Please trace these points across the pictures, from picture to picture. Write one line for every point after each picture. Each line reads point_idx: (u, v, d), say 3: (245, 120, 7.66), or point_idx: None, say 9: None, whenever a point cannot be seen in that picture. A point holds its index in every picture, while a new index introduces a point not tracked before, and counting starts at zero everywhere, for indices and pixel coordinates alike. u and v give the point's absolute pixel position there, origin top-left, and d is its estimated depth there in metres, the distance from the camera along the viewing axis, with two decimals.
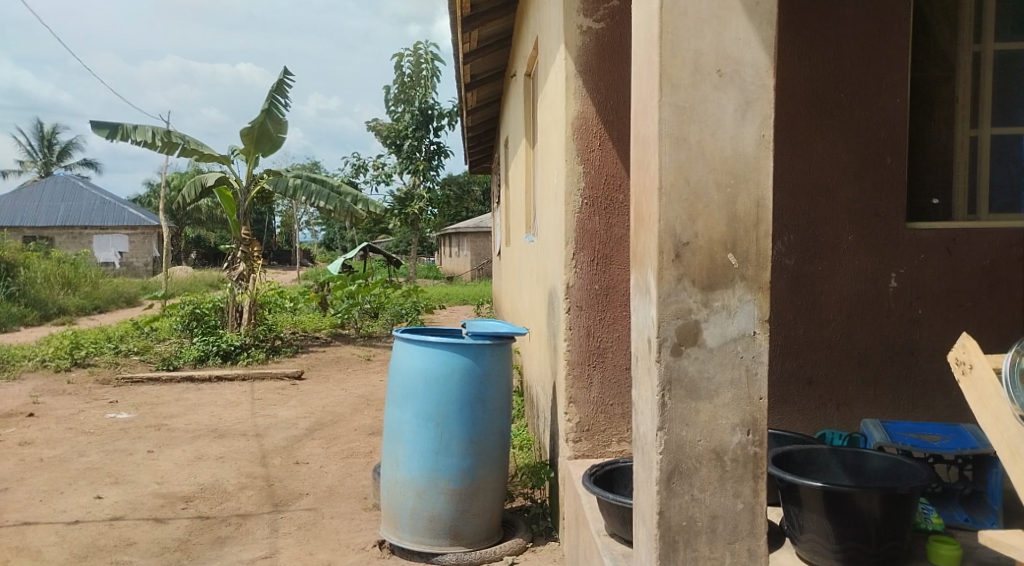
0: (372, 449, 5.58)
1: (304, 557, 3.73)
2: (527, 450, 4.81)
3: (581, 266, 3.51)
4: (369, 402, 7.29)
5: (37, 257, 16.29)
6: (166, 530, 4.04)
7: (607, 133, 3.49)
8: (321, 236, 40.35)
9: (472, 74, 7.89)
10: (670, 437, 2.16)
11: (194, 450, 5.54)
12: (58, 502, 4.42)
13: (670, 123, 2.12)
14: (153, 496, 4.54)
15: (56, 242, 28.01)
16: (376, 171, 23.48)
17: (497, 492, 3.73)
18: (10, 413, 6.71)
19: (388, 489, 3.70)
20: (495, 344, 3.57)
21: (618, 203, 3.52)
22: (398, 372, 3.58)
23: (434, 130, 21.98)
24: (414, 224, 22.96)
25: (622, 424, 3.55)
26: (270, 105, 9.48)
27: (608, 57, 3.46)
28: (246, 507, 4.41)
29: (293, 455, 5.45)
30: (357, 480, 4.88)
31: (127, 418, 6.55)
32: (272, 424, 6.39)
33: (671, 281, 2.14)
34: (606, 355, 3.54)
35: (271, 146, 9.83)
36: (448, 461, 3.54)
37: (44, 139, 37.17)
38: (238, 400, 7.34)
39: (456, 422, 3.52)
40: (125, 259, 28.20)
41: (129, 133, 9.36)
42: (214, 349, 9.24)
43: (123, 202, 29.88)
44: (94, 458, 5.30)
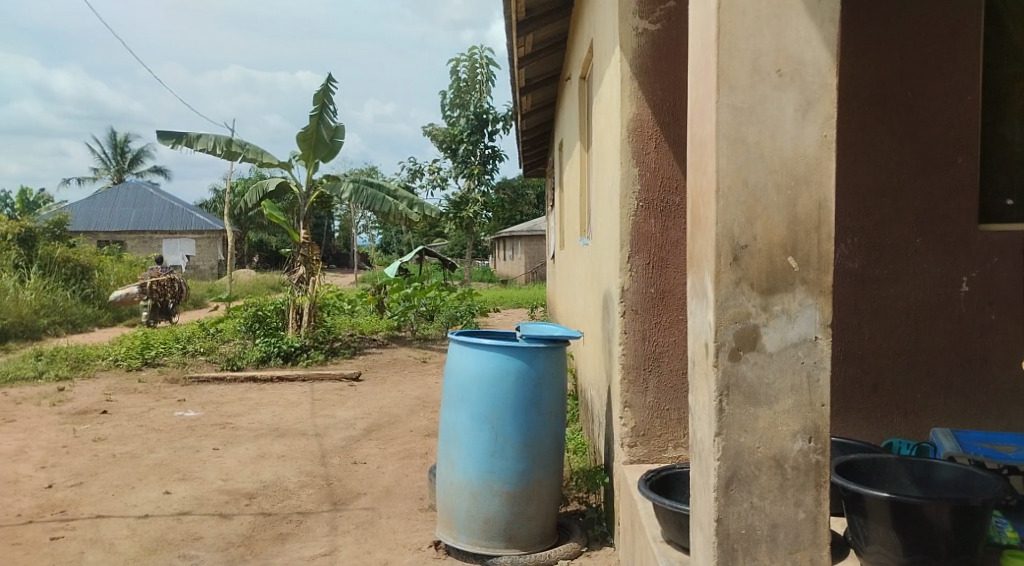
0: (427, 451, 5.64)
1: (362, 555, 3.79)
2: (582, 454, 4.80)
3: (636, 270, 3.49)
4: (425, 404, 7.36)
5: (111, 261, 16.95)
6: (231, 525, 4.15)
7: (662, 135, 3.47)
8: (378, 240, 40.92)
9: (526, 78, 7.91)
10: (728, 444, 2.13)
11: (257, 449, 5.68)
12: (130, 496, 4.59)
13: (728, 125, 2.10)
14: (218, 492, 4.68)
15: (128, 246, 29.04)
16: (431, 176, 23.69)
17: (552, 497, 3.74)
18: (85, 410, 6.98)
19: (443, 490, 3.74)
20: (549, 348, 3.59)
21: (674, 205, 3.49)
22: (452, 375, 3.62)
23: (489, 134, 22.10)
24: (469, 228, 23.08)
25: (678, 430, 3.51)
26: (321, 110, 9.68)
27: (665, 58, 3.45)
28: (306, 505, 4.51)
29: (351, 455, 5.55)
30: (413, 481, 4.94)
31: (194, 416, 6.77)
32: (331, 424, 6.51)
33: (729, 284, 2.12)
34: (662, 359, 3.51)
35: (328, 151, 10.01)
36: (503, 463, 3.56)
37: (117, 147, 38.63)
38: (299, 401, 7.50)
39: (510, 425, 3.53)
40: (191, 263, 29.23)
41: (192, 142, 9.65)
42: (276, 349, 9.45)
43: (190, 208, 30.86)
44: (163, 455, 5.49)
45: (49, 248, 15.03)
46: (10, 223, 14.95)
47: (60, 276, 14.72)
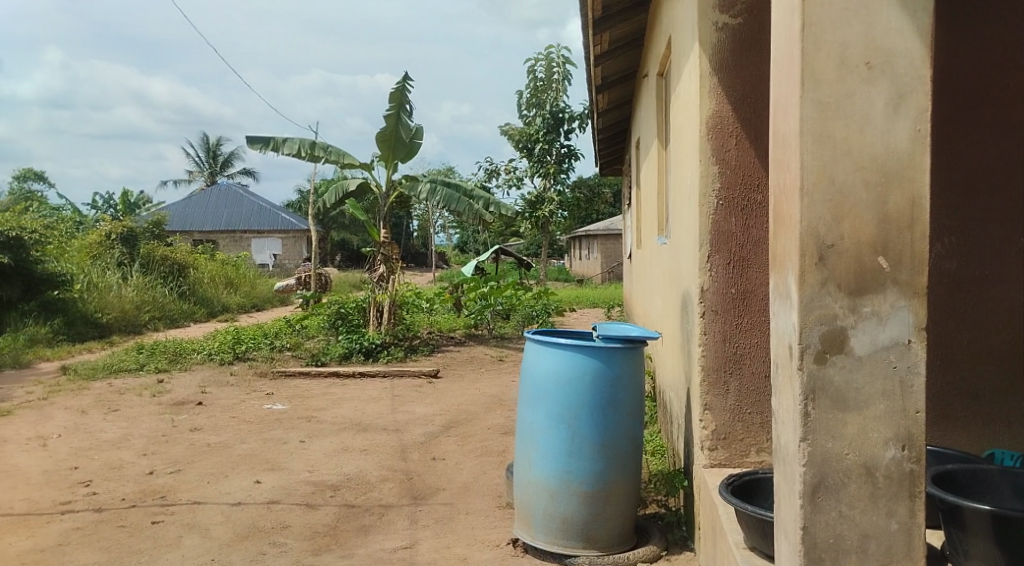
0: (504, 449, 5.68)
1: (442, 549, 3.86)
2: (660, 456, 4.75)
3: (717, 270, 3.44)
4: (502, 402, 7.41)
5: (205, 259, 17.72)
6: (317, 516, 4.29)
7: (744, 132, 3.41)
8: (455, 239, 41.39)
9: (602, 76, 7.88)
10: (814, 449, 2.08)
11: (340, 442, 5.85)
12: (223, 485, 4.79)
13: (814, 121, 2.05)
14: (304, 483, 4.83)
15: (220, 245, 30.27)
16: (507, 175, 23.77)
17: (630, 498, 3.71)
18: (182, 401, 7.32)
19: (521, 488, 3.76)
20: (626, 348, 3.57)
21: (756, 204, 3.43)
22: (529, 374, 3.65)
23: (565, 133, 22.02)
24: (544, 227, 23.09)
25: (761, 434, 3.44)
26: (398, 111, 9.86)
27: (747, 54, 3.39)
28: (387, 498, 4.61)
29: (430, 451, 5.64)
30: (490, 478, 4.99)
31: (281, 409, 7.01)
32: (410, 420, 6.64)
33: (815, 285, 2.07)
34: (744, 361, 3.44)
35: (406, 152, 10.19)
36: (580, 463, 3.57)
37: (210, 151, 40.25)
38: (379, 396, 7.66)
39: (588, 426, 3.53)
40: (278, 262, 30.45)
41: (278, 145, 9.98)
42: (357, 346, 9.68)
43: (277, 208, 31.91)
44: (253, 446, 5.71)
45: (149, 247, 15.85)
46: (114, 224, 15.88)
47: (160, 273, 15.46)
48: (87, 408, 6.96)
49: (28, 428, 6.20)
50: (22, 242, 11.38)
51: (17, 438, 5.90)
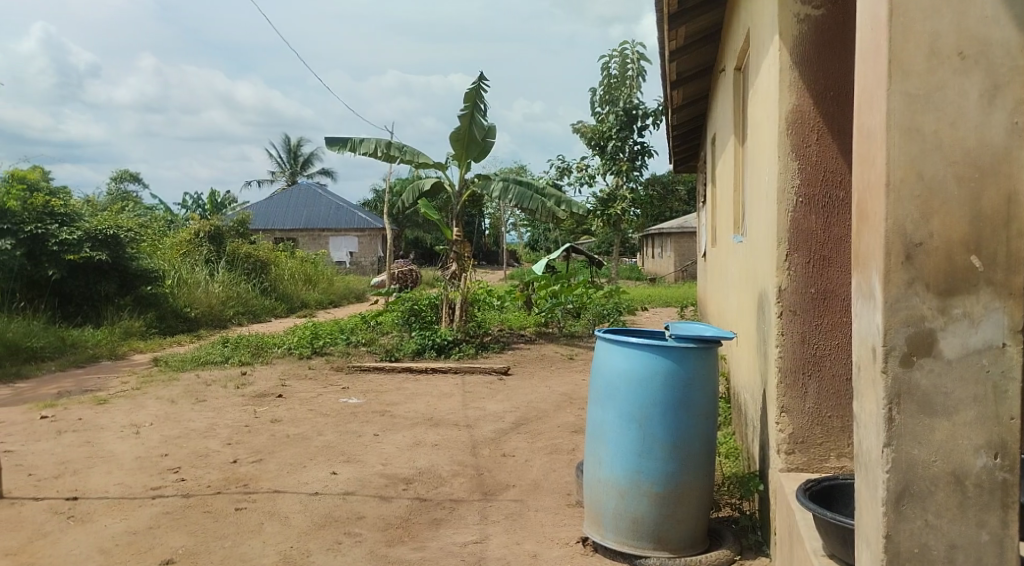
0: (574, 447, 5.66)
1: (511, 545, 3.87)
2: (735, 459, 4.66)
3: (795, 269, 3.34)
4: (572, 400, 7.39)
5: (286, 257, 18.26)
6: (390, 508, 4.37)
7: (826, 126, 3.31)
8: (527, 237, 41.47)
9: (677, 72, 7.77)
10: (899, 455, 2.01)
11: (412, 436, 5.94)
12: (301, 475, 4.93)
13: (901, 114, 1.97)
14: (378, 476, 4.93)
15: (299, 243, 31.15)
16: (579, 173, 23.65)
17: (702, 501, 3.65)
18: (263, 393, 7.57)
19: (591, 487, 3.74)
20: (700, 348, 3.52)
21: (839, 201, 3.32)
22: (600, 373, 3.64)
23: (639, 130, 21.77)
24: (616, 225, 22.91)
25: (842, 439, 3.33)
26: (473, 110, 9.94)
27: (830, 46, 3.28)
28: (458, 493, 4.66)
29: (500, 447, 5.68)
30: (561, 476, 4.99)
31: (357, 403, 7.17)
32: (481, 416, 6.69)
33: (901, 285, 1.99)
34: (824, 363, 3.34)
35: (479, 151, 10.26)
36: (651, 464, 3.53)
37: (291, 151, 41.42)
38: (451, 392, 7.75)
39: (660, 426, 3.49)
40: (354, 259, 31.14)
41: (356, 146, 10.20)
42: (430, 343, 9.81)
43: (353, 207, 32.62)
44: (330, 438, 5.85)
45: (234, 244, 16.47)
46: (202, 222, 16.56)
47: (243, 270, 16.09)
48: (175, 398, 7.27)
49: (122, 417, 6.52)
50: (118, 239, 11.96)
51: (111, 425, 6.21)
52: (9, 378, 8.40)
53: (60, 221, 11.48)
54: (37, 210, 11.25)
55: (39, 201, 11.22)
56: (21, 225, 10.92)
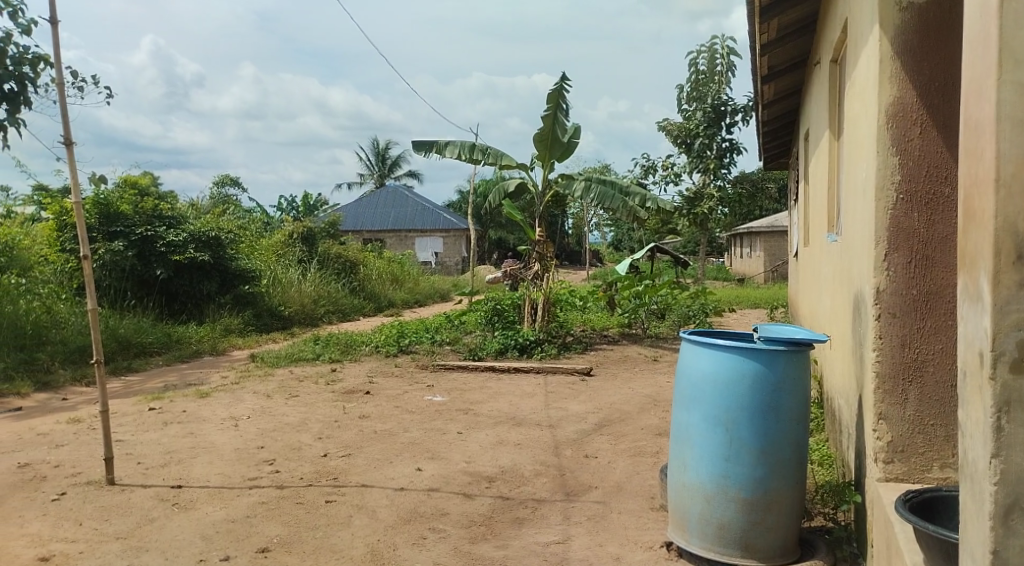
0: (658, 450, 5.58)
1: (594, 547, 3.85)
2: (828, 467, 4.50)
3: (895, 269, 3.19)
4: (656, 403, 7.28)
5: (374, 257, 18.68)
6: (474, 505, 4.40)
7: (930, 119, 3.15)
8: (610, 237, 41.12)
9: (769, 66, 7.55)
10: (1008, 467, 1.88)
11: (496, 435, 5.98)
12: (388, 470, 5.03)
13: (1013, 104, 1.86)
14: (462, 473, 4.98)
15: (387, 243, 31.86)
16: (664, 171, 23.25)
17: (793, 509, 3.53)
18: (352, 390, 7.77)
19: (675, 492, 3.68)
20: (790, 351, 3.41)
21: (944, 197, 3.15)
22: (685, 374, 3.57)
23: (727, 127, 21.24)
24: (703, 224, 22.45)
25: (945, 449, 3.17)
26: (556, 111, 9.93)
27: (934, 35, 3.13)
28: (540, 493, 4.66)
29: (583, 448, 5.65)
30: (645, 479, 4.92)
31: (441, 401, 7.27)
32: (564, 417, 6.67)
33: (1011, 287, 1.88)
34: (926, 369, 3.18)
35: (562, 151, 10.24)
36: (738, 469, 3.44)
37: (379, 154, 42.33)
38: (534, 392, 7.76)
39: (747, 431, 3.40)
40: (439, 259, 31.64)
41: (440, 150, 10.36)
42: (513, 342, 9.85)
43: (439, 208, 33.10)
44: (416, 435, 5.95)
45: (325, 245, 17.03)
46: (296, 224, 17.13)
47: (333, 269, 16.63)
48: (271, 393, 7.54)
49: (222, 409, 6.80)
50: (219, 240, 12.49)
51: (213, 417, 6.50)
52: (120, 371, 8.91)
53: (167, 223, 12.06)
54: (146, 214, 11.85)
55: (148, 205, 11.82)
56: (132, 228, 11.56)
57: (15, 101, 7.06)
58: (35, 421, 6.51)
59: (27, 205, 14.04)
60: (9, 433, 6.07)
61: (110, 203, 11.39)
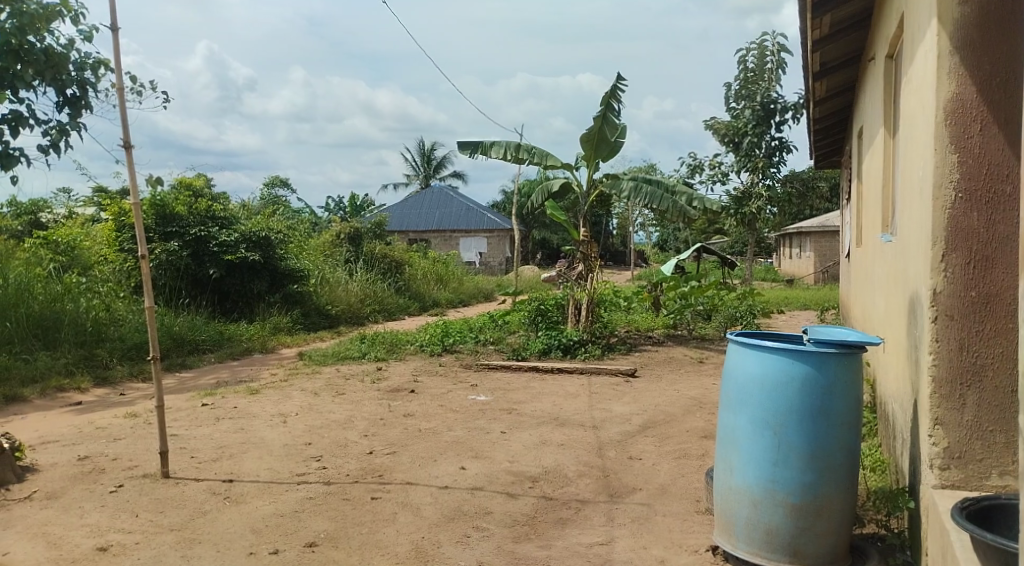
0: (704, 452, 5.51)
1: (638, 549, 3.81)
2: (881, 473, 4.39)
3: (952, 270, 3.09)
4: (702, 405, 7.18)
5: (419, 257, 18.82)
6: (517, 505, 4.40)
7: (990, 115, 3.05)
8: (655, 237, 40.78)
9: (821, 62, 7.39)
10: None
11: (540, 435, 5.96)
12: (432, 468, 5.05)
13: None
14: (505, 473, 4.98)
15: (432, 244, 32.07)
16: (711, 171, 22.94)
17: (845, 515, 3.45)
18: (397, 388, 7.83)
19: (722, 495, 3.62)
20: (842, 353, 3.33)
21: (1005, 196, 3.05)
22: (732, 377, 3.52)
23: (776, 125, 20.88)
24: (751, 224, 22.11)
25: (1005, 456, 3.05)
26: (606, 110, 9.86)
27: (996, 28, 3.02)
28: (584, 493, 4.63)
29: (626, 449, 5.61)
30: (690, 481, 4.86)
31: (485, 400, 7.29)
32: (607, 418, 6.62)
33: None
34: (986, 373, 3.07)
35: (609, 151, 10.18)
36: (788, 474, 3.37)
37: (425, 155, 42.62)
38: (577, 393, 7.73)
39: (797, 435, 3.34)
40: (483, 259, 31.77)
41: (486, 150, 10.38)
42: (556, 343, 9.83)
43: (484, 209, 33.21)
44: (460, 433, 5.97)
45: (371, 245, 17.22)
46: (343, 224, 17.37)
47: (379, 269, 16.82)
48: (319, 390, 7.65)
49: (272, 406, 6.92)
50: (269, 241, 12.70)
51: (263, 414, 6.61)
52: (176, 368, 9.14)
53: (220, 224, 12.30)
54: (201, 215, 12.09)
55: (202, 206, 12.05)
56: (186, 229, 11.83)
57: (77, 104, 7.28)
58: (95, 415, 6.71)
59: (88, 206, 14.49)
60: (71, 426, 6.26)
61: (166, 204, 11.69)
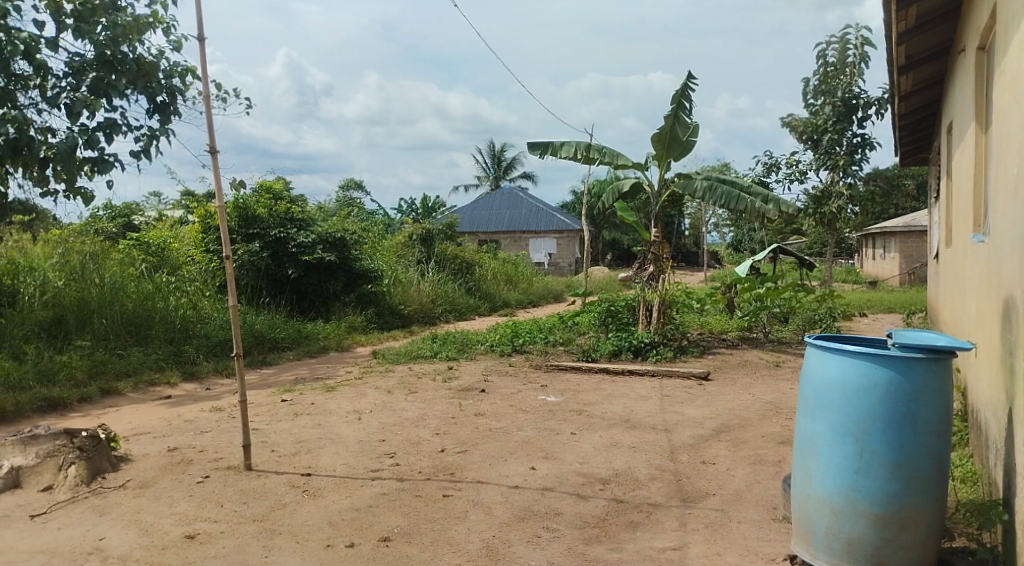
0: (781, 459, 5.36)
1: (712, 556, 3.74)
2: (972, 485, 4.19)
3: None
4: (778, 410, 7.00)
5: (489, 258, 18.92)
6: (588, 506, 4.38)
7: None
8: (730, 237, 39.99)
9: (906, 55, 7.10)
10: None
11: (610, 437, 5.91)
12: (503, 468, 5.07)
13: None
14: (576, 474, 4.96)
15: (502, 245, 32.24)
16: (789, 170, 22.35)
17: (932, 528, 3.30)
18: (468, 387, 7.89)
19: (800, 503, 3.51)
20: (930, 359, 3.19)
21: None
22: (810, 381, 3.42)
23: (858, 121, 20.19)
24: (830, 224, 21.46)
25: None
26: (677, 109, 9.72)
27: None
28: (656, 497, 4.57)
29: (699, 454, 5.51)
30: (765, 488, 4.74)
31: (555, 401, 7.27)
32: (679, 421, 6.52)
33: None
34: None
35: (681, 150, 10.04)
36: (871, 483, 3.25)
37: (495, 156, 42.87)
38: (649, 395, 7.64)
39: (880, 442, 3.22)
40: (553, 260, 31.76)
41: (556, 150, 10.37)
42: (627, 344, 9.74)
43: (554, 210, 33.18)
44: (530, 434, 5.97)
45: (443, 246, 17.43)
46: (415, 225, 17.61)
47: (450, 270, 16.99)
48: (392, 389, 7.78)
49: (347, 403, 7.07)
50: (345, 242, 12.96)
51: (338, 410, 6.76)
52: (256, 364, 9.43)
53: (298, 226, 12.61)
54: (280, 217, 12.43)
55: (282, 209, 12.37)
56: (267, 230, 12.18)
57: (166, 110, 7.59)
58: (182, 409, 7.00)
59: (176, 209, 15.10)
60: (160, 419, 6.54)
61: (248, 207, 12.05)
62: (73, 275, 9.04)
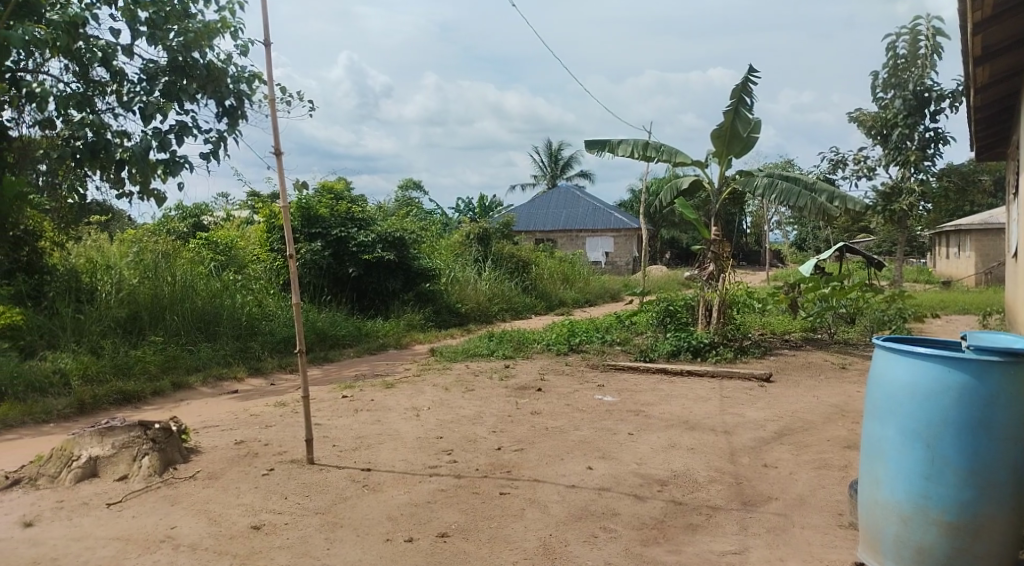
0: (846, 463, 5.21)
1: (774, 561, 3.66)
2: None
3: None
4: (844, 413, 6.80)
5: (546, 256, 18.90)
6: (646, 507, 4.33)
7: None
8: (794, 235, 39.07)
9: (983, 46, 6.83)
10: None
11: (668, 438, 5.84)
12: (560, 467, 5.05)
13: None
14: (633, 475, 4.91)
15: (559, 244, 32.18)
16: (856, 166, 21.72)
17: (1008, 537, 3.17)
18: (525, 386, 7.89)
19: (867, 509, 3.40)
20: (1007, 363, 3.06)
21: None
22: (879, 384, 3.31)
23: (931, 115, 19.48)
24: (900, 222, 20.77)
25: None
26: (738, 105, 9.54)
27: None
28: (715, 500, 4.49)
29: (761, 457, 5.40)
30: (830, 493, 4.62)
31: (612, 401, 7.21)
32: (740, 423, 6.40)
33: None
34: None
35: (742, 147, 9.86)
36: (942, 490, 3.13)
37: (553, 154, 42.76)
38: (709, 396, 7.52)
39: (953, 448, 3.10)
40: (610, 259, 31.55)
41: (614, 148, 10.30)
42: (686, 345, 9.60)
43: (612, 208, 32.97)
44: (587, 433, 5.94)
45: (500, 245, 17.50)
46: (473, 224, 17.68)
47: (507, 268, 17.03)
48: (449, 386, 7.83)
49: (405, 400, 7.15)
50: (404, 241, 13.10)
51: (397, 407, 6.83)
52: (317, 361, 9.62)
53: (359, 225, 12.79)
54: (341, 217, 12.64)
55: (343, 208, 12.58)
56: (329, 229, 12.40)
57: (234, 114, 7.80)
58: (248, 403, 7.18)
59: (242, 209, 15.49)
60: (227, 412, 6.72)
61: (311, 207, 12.29)
62: (147, 274, 9.35)
